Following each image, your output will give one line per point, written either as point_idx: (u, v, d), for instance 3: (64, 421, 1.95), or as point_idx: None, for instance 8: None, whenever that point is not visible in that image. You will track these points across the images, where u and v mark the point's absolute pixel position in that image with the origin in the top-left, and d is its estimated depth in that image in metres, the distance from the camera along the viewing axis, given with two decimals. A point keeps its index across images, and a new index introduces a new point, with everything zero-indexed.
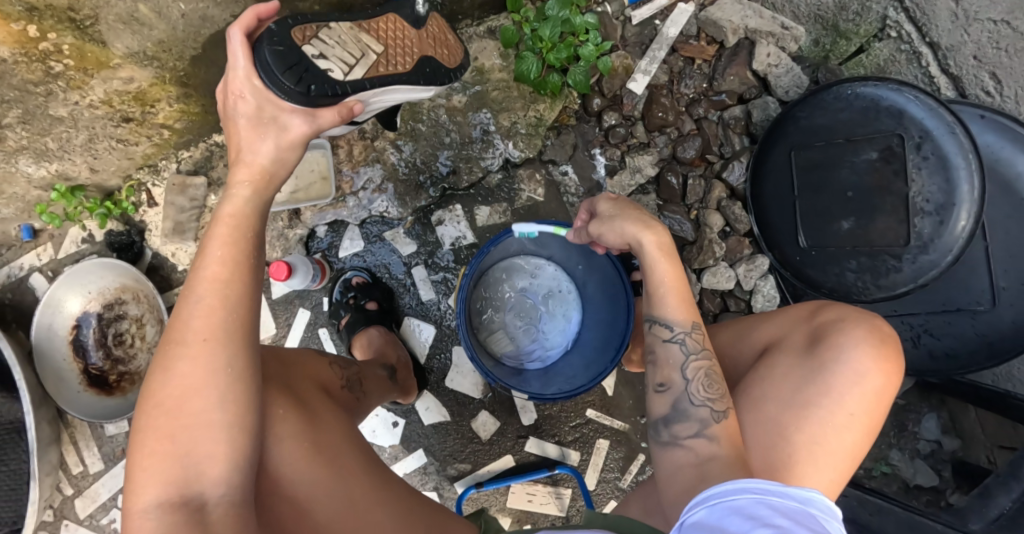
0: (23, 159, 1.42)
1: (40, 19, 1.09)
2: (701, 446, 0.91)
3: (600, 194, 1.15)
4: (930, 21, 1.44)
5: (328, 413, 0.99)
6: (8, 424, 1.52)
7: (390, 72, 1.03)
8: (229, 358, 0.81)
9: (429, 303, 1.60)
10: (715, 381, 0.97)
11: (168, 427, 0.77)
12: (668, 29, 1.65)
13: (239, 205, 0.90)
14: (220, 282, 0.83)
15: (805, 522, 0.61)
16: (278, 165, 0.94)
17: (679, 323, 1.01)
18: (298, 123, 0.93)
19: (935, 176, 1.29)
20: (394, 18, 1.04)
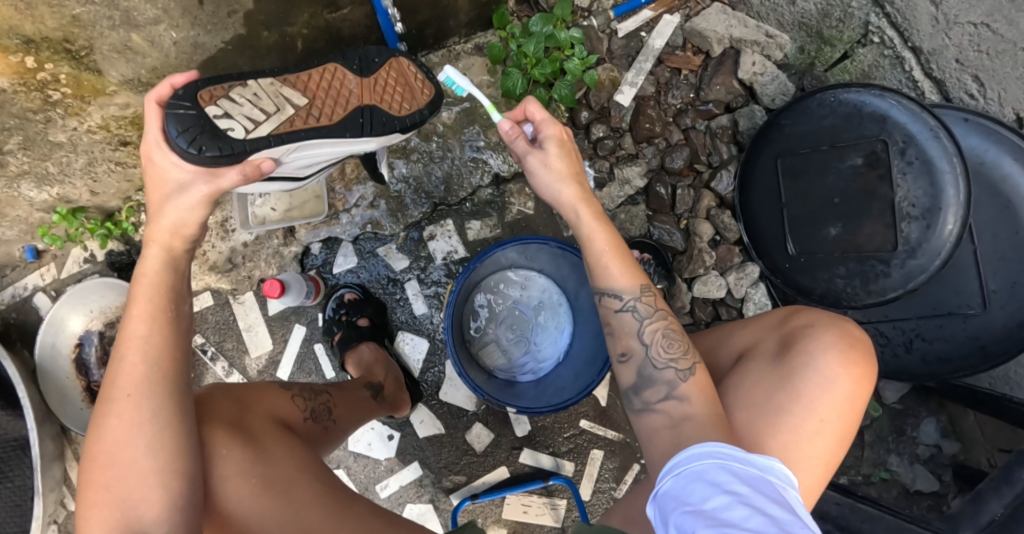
0: (25, 184, 1.43)
1: (37, 51, 1.12)
2: (674, 408, 0.96)
3: (545, 122, 1.09)
4: (910, 26, 1.40)
5: (287, 438, 1.03)
6: (13, 441, 1.52)
7: (308, 126, 0.99)
8: (151, 407, 0.87)
9: (422, 317, 1.63)
10: (673, 340, 1.02)
11: (105, 477, 0.85)
12: (654, 41, 1.67)
13: (154, 265, 0.97)
14: (138, 339, 0.91)
15: (756, 484, 0.72)
16: (185, 225, 0.98)
17: (626, 290, 1.05)
18: (200, 186, 0.95)
19: (920, 179, 1.29)
20: (330, 71, 1.03)
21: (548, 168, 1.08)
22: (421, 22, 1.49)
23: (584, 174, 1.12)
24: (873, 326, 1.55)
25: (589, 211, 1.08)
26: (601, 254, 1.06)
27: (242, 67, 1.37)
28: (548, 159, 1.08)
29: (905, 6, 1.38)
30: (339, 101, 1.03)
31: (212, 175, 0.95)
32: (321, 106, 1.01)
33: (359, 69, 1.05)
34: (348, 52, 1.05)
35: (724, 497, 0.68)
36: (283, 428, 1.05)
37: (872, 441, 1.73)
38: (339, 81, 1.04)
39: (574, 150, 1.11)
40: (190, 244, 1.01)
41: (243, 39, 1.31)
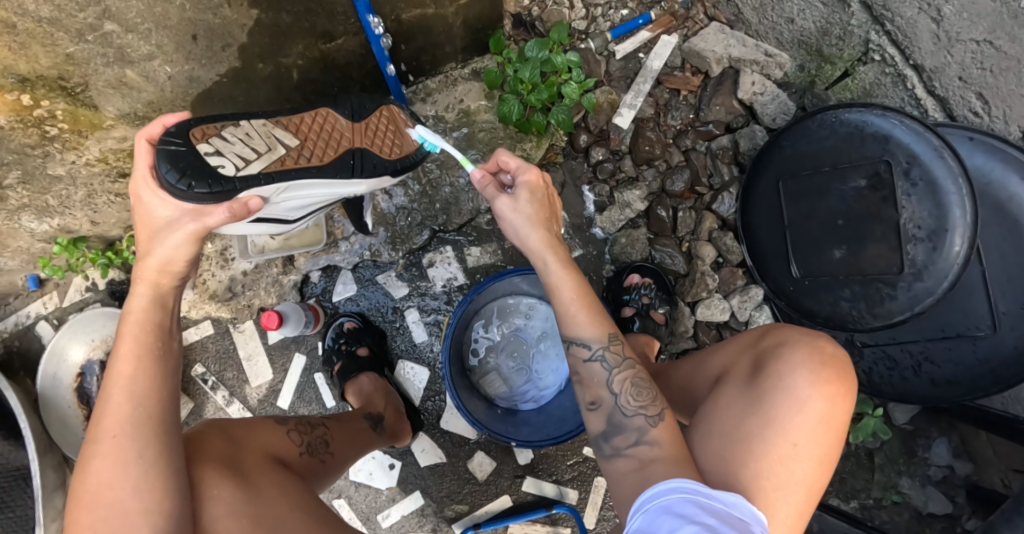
0: (26, 216, 1.40)
1: (32, 89, 1.13)
2: (643, 453, 0.93)
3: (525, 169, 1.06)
4: (912, 43, 1.33)
5: (276, 471, 1.02)
6: (15, 471, 1.42)
7: (299, 167, 0.98)
8: (136, 447, 0.86)
9: (422, 345, 1.61)
10: (642, 389, 0.98)
11: (93, 522, 0.83)
12: (652, 62, 1.65)
13: (142, 302, 0.96)
14: (125, 379, 0.90)
15: (722, 515, 0.75)
16: (174, 262, 0.96)
17: (595, 339, 1.00)
18: (187, 224, 0.92)
19: (925, 200, 1.26)
20: (323, 114, 1.05)
21: (517, 213, 1.03)
22: (418, 48, 1.49)
23: (556, 221, 1.07)
24: (880, 348, 1.52)
25: (559, 260, 1.03)
26: (569, 303, 1.01)
27: (238, 98, 1.37)
28: (520, 203, 1.03)
29: (905, 23, 1.31)
30: (331, 143, 1.03)
31: (200, 213, 0.92)
32: (313, 148, 1.01)
33: (352, 114, 1.08)
34: (339, 100, 1.08)
35: (696, 526, 0.71)
36: (272, 461, 1.04)
37: (882, 464, 1.70)
38: (331, 125, 1.05)
39: (550, 199, 1.07)
40: (180, 280, 0.99)
41: (238, 71, 1.31)
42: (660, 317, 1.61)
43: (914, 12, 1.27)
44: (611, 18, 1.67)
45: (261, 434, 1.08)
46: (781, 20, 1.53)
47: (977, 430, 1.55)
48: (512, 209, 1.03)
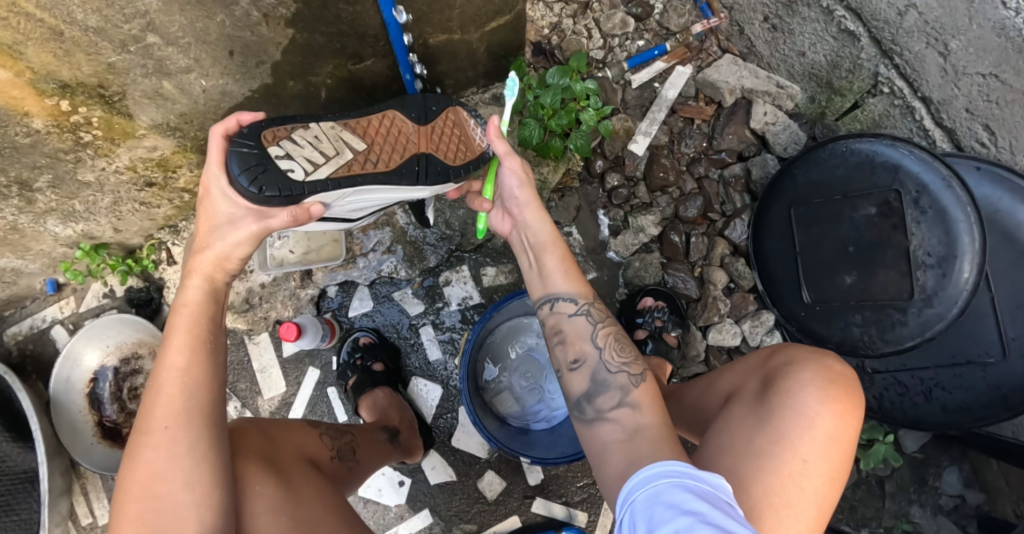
0: (51, 220, 1.42)
1: (72, 95, 1.15)
2: (626, 417, 0.95)
3: None
4: (920, 76, 1.38)
5: (310, 475, 1.03)
6: (20, 474, 1.42)
7: (365, 171, 1.02)
8: (190, 440, 0.87)
9: (436, 363, 1.62)
10: (625, 345, 1.04)
11: (141, 513, 0.83)
12: (667, 92, 1.70)
13: (193, 295, 0.97)
14: (181, 370, 0.90)
15: (714, 500, 0.71)
16: (229, 258, 0.99)
17: (581, 295, 1.09)
18: (249, 223, 0.96)
19: (934, 228, 1.29)
20: (391, 117, 1.08)
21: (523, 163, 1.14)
22: (443, 72, 1.56)
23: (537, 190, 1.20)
24: (890, 374, 1.53)
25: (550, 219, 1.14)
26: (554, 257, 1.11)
27: (267, 114, 1.41)
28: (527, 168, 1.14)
29: (913, 57, 1.36)
30: (397, 148, 1.07)
31: (263, 214, 0.97)
32: (379, 152, 1.05)
33: (420, 117, 1.10)
34: (406, 100, 1.10)
35: (686, 520, 0.67)
36: (308, 464, 1.06)
37: (893, 492, 1.68)
38: (399, 128, 1.08)
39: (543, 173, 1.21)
40: (232, 275, 1.02)
41: (269, 87, 1.34)
42: (673, 340, 1.61)
43: (922, 47, 1.32)
44: (627, 49, 1.73)
45: (299, 440, 1.10)
46: (793, 52, 1.60)
47: (988, 457, 1.54)
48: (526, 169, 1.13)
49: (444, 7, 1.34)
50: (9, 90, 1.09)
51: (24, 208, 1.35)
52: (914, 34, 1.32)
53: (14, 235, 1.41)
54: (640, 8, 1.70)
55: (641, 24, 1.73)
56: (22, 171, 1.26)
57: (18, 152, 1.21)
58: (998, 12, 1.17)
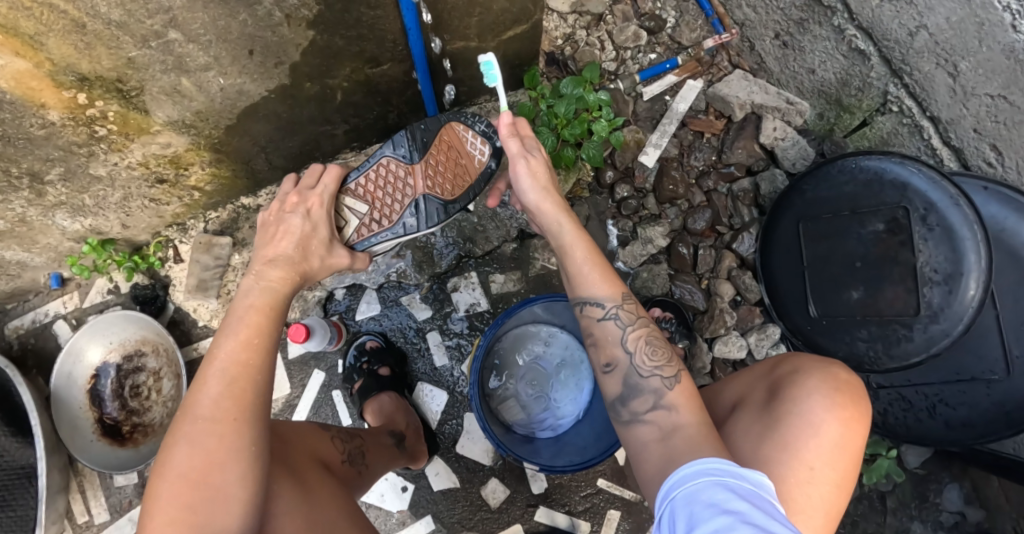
0: (60, 214, 1.41)
1: (90, 88, 1.14)
2: (663, 418, 0.95)
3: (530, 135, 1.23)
4: (929, 96, 1.40)
5: (325, 477, 1.08)
6: (19, 469, 1.42)
7: (372, 230, 1.28)
8: (251, 437, 0.92)
9: (443, 369, 1.61)
10: (657, 347, 1.03)
11: (189, 496, 0.86)
12: (678, 105, 1.73)
13: (268, 298, 1.08)
14: (251, 367, 0.97)
15: (756, 501, 0.71)
16: (295, 269, 1.15)
17: (610, 298, 1.09)
18: (342, 255, 1.23)
19: (941, 245, 1.29)
20: (385, 167, 1.27)
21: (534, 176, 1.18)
22: (458, 79, 1.57)
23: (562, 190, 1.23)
24: (895, 390, 1.54)
25: (571, 223, 1.16)
26: (585, 262, 1.12)
27: (282, 114, 1.42)
28: (536, 170, 1.18)
29: (922, 77, 1.39)
30: (396, 197, 1.27)
31: (333, 247, 1.22)
32: (381, 208, 1.27)
33: (410, 159, 1.27)
34: (395, 144, 1.26)
35: (726, 517, 0.67)
36: (321, 466, 1.10)
37: (894, 508, 1.67)
38: (394, 175, 1.27)
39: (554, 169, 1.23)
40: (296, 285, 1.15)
41: (286, 88, 1.34)
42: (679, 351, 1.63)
43: (932, 67, 1.35)
44: (639, 61, 1.75)
45: (314, 443, 1.13)
46: (803, 70, 1.63)
47: (990, 474, 1.55)
48: (529, 173, 1.18)
49: (464, 14, 1.35)
50: (27, 81, 1.07)
51: (34, 200, 1.34)
52: (924, 54, 1.35)
53: (22, 227, 1.40)
54: (653, 22, 1.73)
55: (653, 38, 1.76)
56: (34, 163, 1.25)
57: (32, 144, 1.20)
58: (1008, 35, 1.18)
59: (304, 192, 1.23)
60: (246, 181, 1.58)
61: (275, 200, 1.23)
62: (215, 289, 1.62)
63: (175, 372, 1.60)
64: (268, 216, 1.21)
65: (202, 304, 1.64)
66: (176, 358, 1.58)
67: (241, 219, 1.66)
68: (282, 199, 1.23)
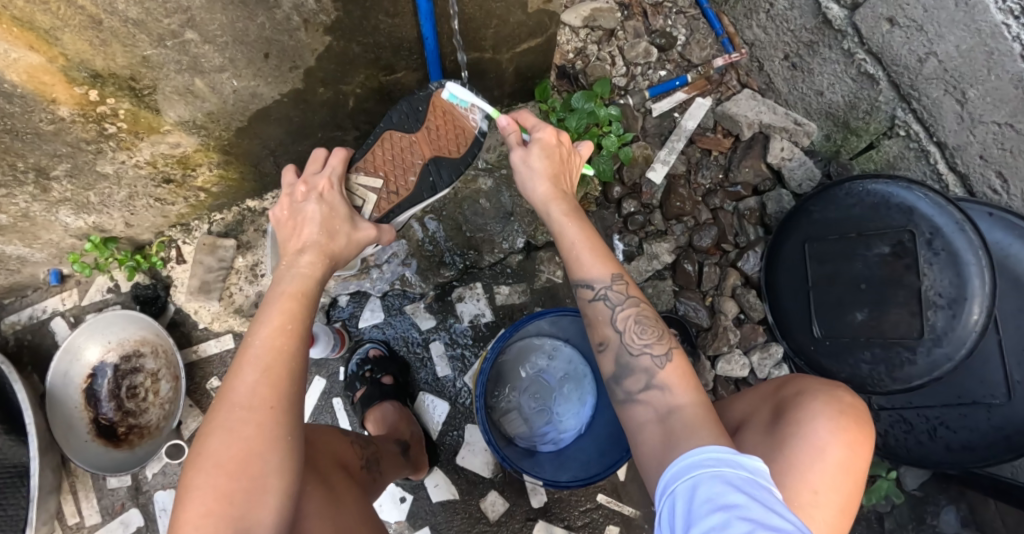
0: (64, 210, 1.40)
1: (102, 86, 1.12)
2: (656, 399, 0.96)
3: (542, 126, 1.19)
4: (937, 122, 1.42)
5: (346, 480, 1.11)
6: (11, 469, 1.40)
7: (391, 203, 1.29)
8: (287, 426, 0.92)
9: (446, 379, 1.60)
10: (646, 326, 1.03)
11: (226, 487, 0.86)
12: (686, 122, 1.74)
13: (301, 283, 1.10)
14: (286, 353, 0.97)
15: (751, 490, 0.70)
16: (324, 244, 1.16)
17: (599, 279, 1.07)
18: (367, 228, 1.23)
19: (946, 271, 1.29)
20: (390, 137, 1.27)
21: (530, 165, 1.17)
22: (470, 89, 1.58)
23: (565, 177, 1.20)
24: (896, 412, 1.54)
25: (563, 209, 1.14)
26: (574, 246, 1.11)
27: (294, 118, 1.41)
28: (531, 158, 1.17)
29: (931, 103, 1.40)
30: (407, 168, 1.28)
31: (355, 221, 1.21)
32: (395, 181, 1.28)
33: (410, 126, 1.28)
34: (392, 116, 1.27)
35: (721, 514, 0.66)
36: (342, 469, 1.13)
37: (891, 530, 1.67)
38: (400, 146, 1.27)
39: (561, 155, 1.20)
40: (333, 265, 1.18)
41: (300, 92, 1.34)
42: None
43: (940, 93, 1.37)
44: (649, 77, 1.77)
45: (332, 446, 1.15)
46: (811, 91, 1.66)
47: (988, 498, 1.55)
48: (523, 159, 1.17)
49: (481, 26, 1.36)
50: (39, 76, 1.06)
51: (38, 196, 1.32)
52: (933, 81, 1.37)
53: (25, 222, 1.38)
54: (663, 39, 1.76)
55: (664, 54, 1.78)
56: (41, 158, 1.23)
57: (39, 139, 1.18)
58: (1017, 65, 1.20)
59: (310, 178, 1.21)
60: (253, 184, 1.57)
61: (284, 193, 1.20)
62: (217, 291, 1.60)
63: (174, 374, 1.58)
64: (280, 211, 1.19)
65: (203, 306, 1.62)
66: (174, 359, 1.57)
67: (246, 222, 1.64)
68: (290, 188, 1.20)
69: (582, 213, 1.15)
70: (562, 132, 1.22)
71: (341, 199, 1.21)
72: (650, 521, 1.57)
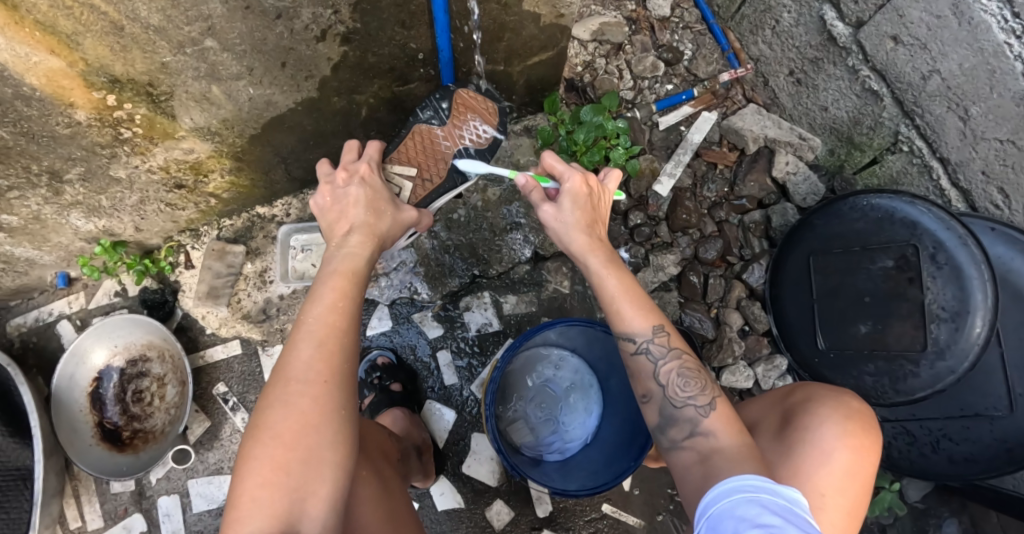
0: (75, 213, 1.40)
1: (120, 91, 1.13)
2: (701, 444, 0.97)
3: (573, 179, 1.18)
4: (940, 138, 1.45)
5: (388, 471, 1.18)
6: (15, 471, 1.39)
7: (425, 190, 1.33)
8: (340, 400, 0.94)
9: (452, 388, 1.60)
10: (689, 379, 1.04)
11: (283, 459, 0.87)
12: (693, 135, 1.77)
13: (353, 261, 1.12)
14: (339, 328, 0.99)
15: (791, 517, 0.70)
16: (378, 224, 1.18)
17: (642, 332, 1.07)
18: (410, 211, 1.24)
19: (948, 284, 1.30)
20: (421, 132, 1.33)
21: (562, 220, 1.16)
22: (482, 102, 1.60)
23: (597, 222, 1.20)
24: (900, 423, 1.55)
25: (600, 259, 1.13)
26: (613, 298, 1.10)
27: (307, 126, 1.42)
28: (563, 210, 1.16)
29: (934, 119, 1.43)
30: (438, 156, 1.33)
31: (397, 203, 1.24)
32: (429, 169, 1.33)
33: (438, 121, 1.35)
34: (421, 114, 1.34)
35: None
36: (384, 458, 1.20)
37: None
38: (430, 139, 1.34)
39: (591, 201, 1.19)
40: (383, 242, 1.19)
41: (314, 101, 1.35)
42: None
43: (943, 110, 1.40)
44: (656, 91, 1.80)
45: (378, 439, 1.23)
46: (815, 106, 1.69)
47: (990, 510, 1.56)
48: (555, 215, 1.16)
49: (494, 38, 1.38)
50: (59, 80, 1.06)
51: (51, 199, 1.33)
52: (936, 98, 1.40)
53: (36, 224, 1.38)
54: (670, 53, 1.79)
55: (670, 69, 1.81)
56: (55, 161, 1.23)
57: (56, 142, 1.18)
58: (1019, 83, 1.23)
59: (349, 165, 1.23)
60: (264, 190, 1.58)
61: (323, 182, 1.21)
62: (225, 297, 1.60)
63: (180, 379, 1.58)
64: (322, 200, 1.20)
65: (211, 312, 1.63)
66: (180, 364, 1.56)
67: (255, 228, 1.65)
68: (329, 175, 1.22)
69: (619, 261, 1.15)
70: (591, 174, 1.22)
71: (382, 185, 1.23)
72: (655, 530, 1.58)
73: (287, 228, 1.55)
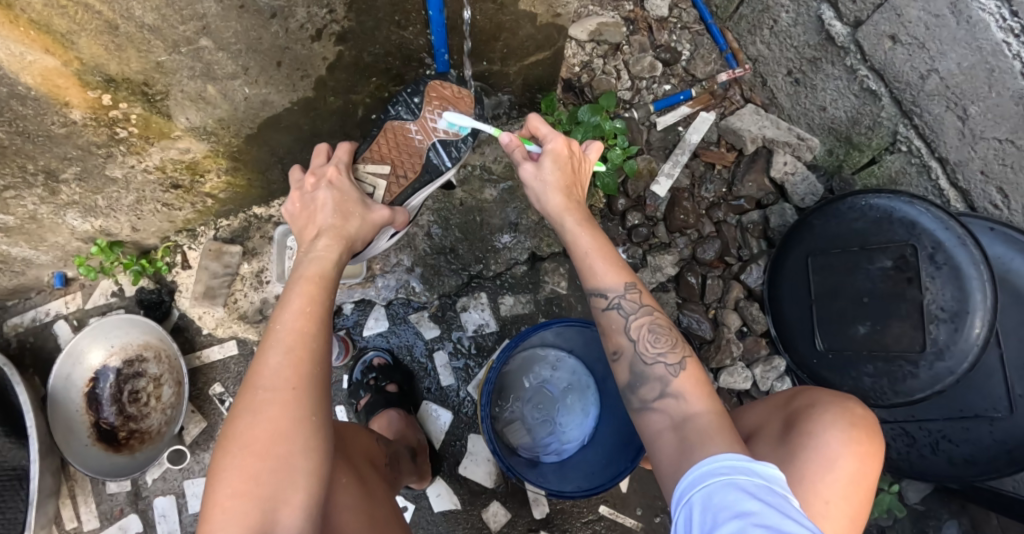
0: (71, 213, 1.40)
1: (115, 90, 1.13)
2: (671, 406, 0.97)
3: (554, 142, 1.17)
4: (938, 138, 1.44)
5: (373, 476, 1.17)
6: (10, 471, 1.39)
7: (400, 186, 1.34)
8: (310, 405, 0.93)
9: (449, 389, 1.60)
10: (660, 335, 1.04)
11: (255, 468, 0.87)
12: (691, 135, 1.76)
13: (321, 266, 1.10)
14: (308, 334, 0.98)
15: (767, 498, 0.70)
16: (346, 227, 1.17)
17: (612, 288, 1.07)
18: (381, 210, 1.24)
19: (947, 285, 1.29)
20: (393, 128, 1.34)
21: (541, 179, 1.16)
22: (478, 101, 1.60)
23: (577, 187, 1.19)
24: (899, 424, 1.54)
25: (576, 220, 1.14)
26: (587, 256, 1.10)
27: (303, 127, 1.42)
28: (544, 171, 1.16)
29: (932, 119, 1.43)
30: (412, 151, 1.34)
31: (366, 201, 1.23)
32: (403, 165, 1.34)
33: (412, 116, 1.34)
34: (394, 110, 1.34)
35: (736, 521, 0.66)
36: (370, 465, 1.19)
37: None
38: (402, 135, 1.34)
39: (573, 166, 1.19)
40: (352, 244, 1.18)
41: (310, 101, 1.35)
42: None
43: (941, 109, 1.40)
44: (654, 92, 1.80)
45: (364, 444, 1.23)
46: (813, 106, 1.68)
47: (990, 512, 1.55)
48: (535, 174, 1.16)
49: (491, 38, 1.38)
50: (53, 79, 1.06)
51: (47, 198, 1.32)
52: (934, 97, 1.39)
53: (32, 224, 1.38)
54: (668, 54, 1.79)
55: (668, 69, 1.81)
56: (51, 161, 1.23)
57: (51, 142, 1.18)
58: (1017, 82, 1.23)
59: (318, 170, 1.24)
60: (261, 190, 1.57)
61: (293, 188, 1.22)
62: (222, 297, 1.60)
63: (177, 379, 1.58)
64: (293, 207, 1.21)
65: (208, 312, 1.63)
66: (177, 364, 1.56)
67: (252, 228, 1.65)
68: (299, 182, 1.23)
69: (596, 222, 1.15)
70: (574, 140, 1.21)
71: (350, 185, 1.24)
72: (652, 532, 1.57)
73: (283, 229, 1.53)
